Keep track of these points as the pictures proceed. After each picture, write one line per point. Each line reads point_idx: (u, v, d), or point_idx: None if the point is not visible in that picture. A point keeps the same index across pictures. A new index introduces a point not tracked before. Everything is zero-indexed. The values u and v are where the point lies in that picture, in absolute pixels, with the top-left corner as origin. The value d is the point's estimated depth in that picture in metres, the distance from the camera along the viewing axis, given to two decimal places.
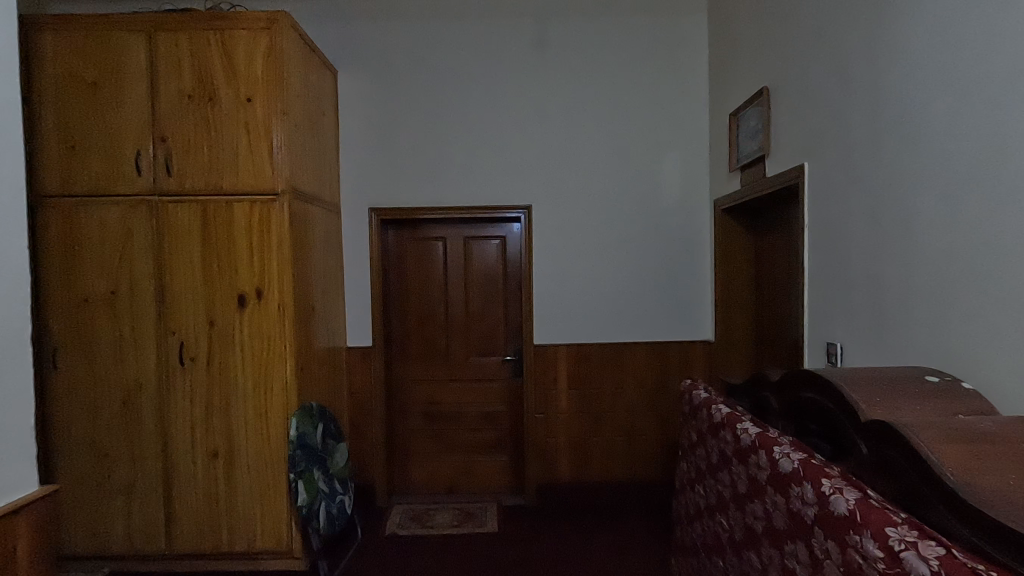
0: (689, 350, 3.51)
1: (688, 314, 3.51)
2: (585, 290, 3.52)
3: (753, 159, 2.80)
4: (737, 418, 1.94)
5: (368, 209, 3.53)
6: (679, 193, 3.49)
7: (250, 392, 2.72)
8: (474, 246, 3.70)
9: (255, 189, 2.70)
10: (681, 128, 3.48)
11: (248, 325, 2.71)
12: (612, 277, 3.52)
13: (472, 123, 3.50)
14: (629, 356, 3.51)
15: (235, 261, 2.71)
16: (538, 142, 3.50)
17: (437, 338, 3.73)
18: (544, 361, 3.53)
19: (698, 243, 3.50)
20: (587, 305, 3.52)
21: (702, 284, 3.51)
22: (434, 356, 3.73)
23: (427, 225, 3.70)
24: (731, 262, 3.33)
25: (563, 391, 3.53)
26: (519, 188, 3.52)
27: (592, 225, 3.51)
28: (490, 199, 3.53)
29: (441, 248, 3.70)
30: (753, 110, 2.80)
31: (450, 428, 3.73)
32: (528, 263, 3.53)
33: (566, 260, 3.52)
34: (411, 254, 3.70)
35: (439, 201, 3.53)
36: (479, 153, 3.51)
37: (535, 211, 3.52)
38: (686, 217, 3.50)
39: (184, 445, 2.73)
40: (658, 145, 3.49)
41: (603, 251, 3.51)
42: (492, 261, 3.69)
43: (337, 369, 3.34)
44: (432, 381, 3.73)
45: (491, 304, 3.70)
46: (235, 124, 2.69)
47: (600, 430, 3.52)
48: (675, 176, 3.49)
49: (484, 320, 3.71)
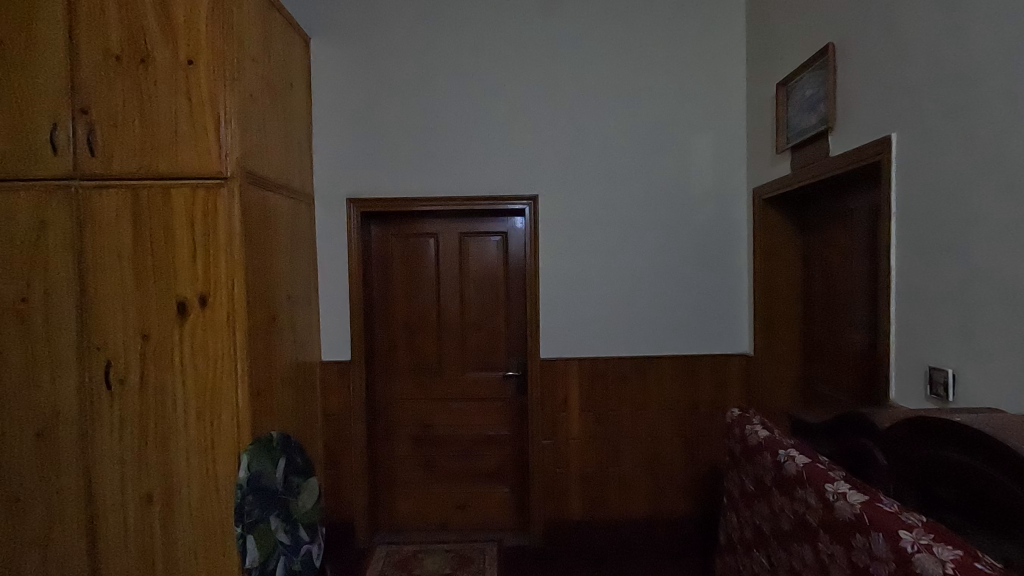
0: (724, 367, 2.99)
1: (721, 323, 3.00)
2: (601, 295, 3.01)
3: (812, 135, 2.28)
4: (823, 472, 1.44)
5: (346, 201, 3.02)
6: (711, 181, 2.98)
7: (193, 422, 2.21)
8: (471, 244, 3.21)
9: (197, 171, 2.19)
10: (713, 105, 2.97)
11: (190, 340, 2.21)
12: (631, 280, 3.00)
13: (468, 100, 2.99)
14: (653, 373, 2.99)
15: (174, 260, 2.20)
16: (546, 122, 2.99)
17: (428, 351, 3.23)
18: (552, 377, 3.02)
19: (734, 241, 2.99)
20: (603, 314, 3.01)
21: (739, 289, 2.99)
22: (425, 372, 3.23)
23: (417, 219, 3.21)
24: (774, 262, 2.82)
25: (575, 413, 3.01)
26: (522, 176, 3.01)
27: (609, 219, 3.00)
28: (489, 189, 3.02)
29: (433, 246, 3.21)
30: (810, 75, 2.29)
31: (442, 454, 3.23)
32: (533, 263, 3.02)
33: (578, 261, 3.01)
34: (399, 253, 3.22)
35: (429, 191, 3.02)
36: (476, 135, 3.00)
37: (542, 202, 3.01)
38: (718, 210, 2.98)
39: (112, 486, 2.22)
40: (686, 125, 2.97)
41: (621, 250, 3.00)
42: (491, 262, 3.21)
43: (307, 390, 2.84)
44: (422, 401, 3.23)
45: (490, 311, 3.21)
46: (173, 91, 2.18)
47: (618, 459, 3.00)
48: (707, 162, 2.98)
49: (482, 330, 3.22)
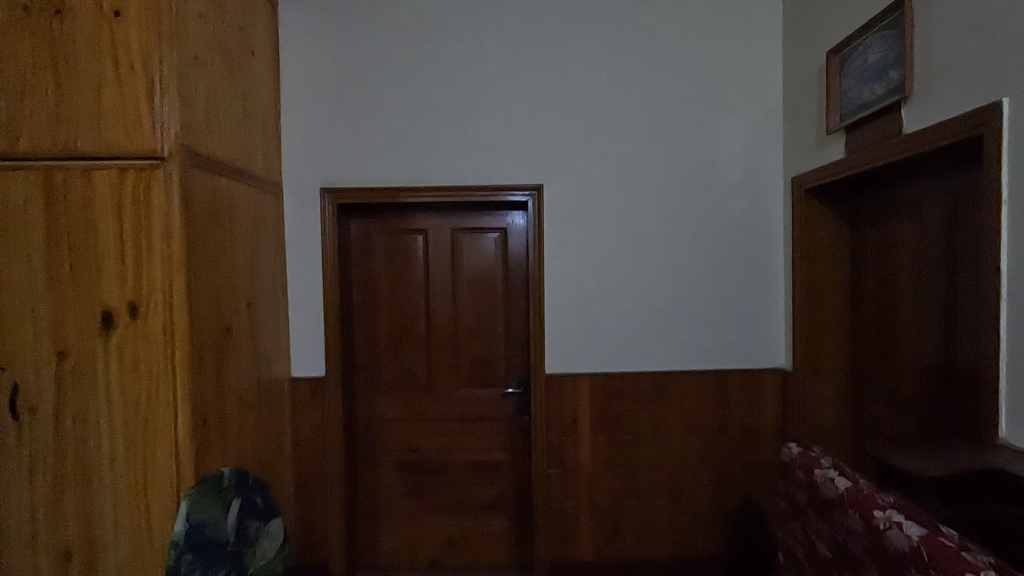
0: (757, 384, 2.59)
1: (753, 334, 2.60)
2: (615, 301, 2.61)
3: (878, 109, 1.88)
4: (956, 552, 1.03)
5: (321, 192, 2.60)
6: (741, 170, 2.59)
7: (121, 460, 1.79)
8: (466, 241, 2.81)
9: (126, 149, 1.77)
10: (744, 83, 2.58)
11: (117, 359, 1.78)
12: (650, 284, 2.61)
13: (462, 76, 2.59)
14: (675, 391, 2.59)
15: (97, 260, 1.78)
16: (552, 101, 2.59)
17: (416, 364, 2.82)
18: (560, 396, 2.61)
19: (768, 239, 2.59)
20: (617, 322, 2.61)
21: (774, 295, 2.60)
22: (412, 389, 2.82)
23: (403, 214, 2.80)
24: (818, 263, 2.43)
25: (585, 437, 2.61)
26: (524, 163, 2.61)
27: (624, 212, 2.60)
28: (486, 179, 2.61)
29: (422, 244, 2.81)
30: (875, 38, 1.90)
31: (432, 482, 2.82)
32: (537, 264, 2.61)
33: (589, 262, 2.61)
34: (383, 252, 2.81)
35: (417, 181, 2.61)
36: (471, 116, 2.59)
37: (547, 194, 2.60)
38: (750, 204, 2.59)
39: (20, 540, 1.79)
40: (713, 106, 2.58)
41: (639, 249, 2.60)
42: (489, 264, 2.81)
43: (272, 413, 2.42)
44: (408, 422, 2.82)
45: (488, 319, 2.81)
46: (95, 50, 1.75)
47: (635, 489, 2.60)
48: (737, 149, 2.58)
49: (478, 342, 2.81)
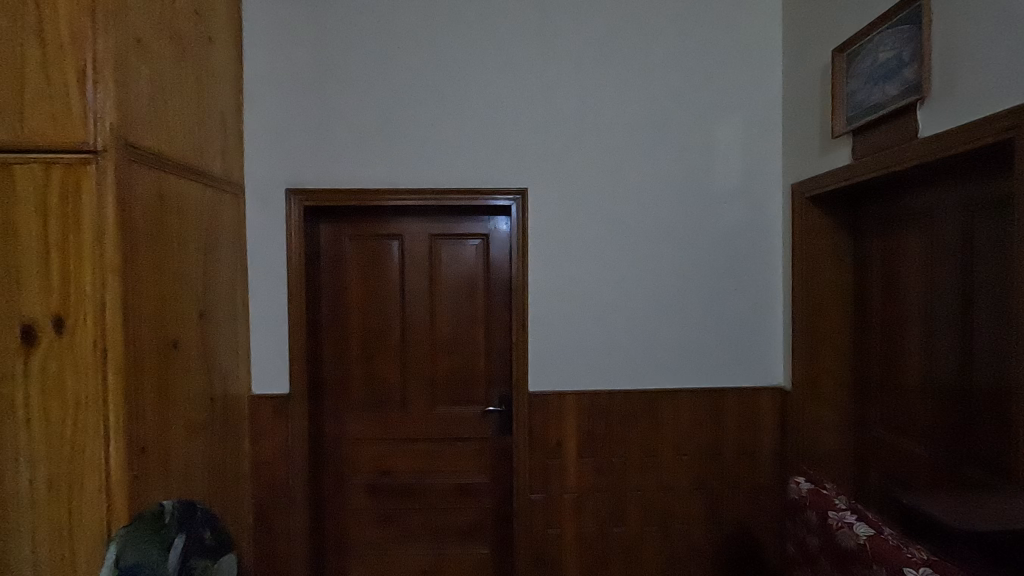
0: (754, 404, 2.43)
1: (750, 352, 2.44)
2: (604, 314, 2.44)
3: (891, 112, 1.74)
4: None
5: (287, 193, 2.40)
6: (738, 176, 2.44)
7: (42, 495, 1.57)
8: (445, 248, 2.63)
9: (52, 142, 1.55)
10: (741, 84, 2.43)
11: (38, 381, 1.56)
12: (641, 296, 2.44)
13: (441, 71, 2.41)
14: (667, 411, 2.42)
15: (16, 269, 1.55)
16: (538, 100, 2.42)
17: (389, 380, 2.62)
18: (544, 416, 2.43)
19: (766, 250, 2.44)
20: (606, 337, 2.44)
21: (772, 310, 2.44)
22: (385, 407, 2.62)
23: (377, 218, 2.61)
24: (818, 276, 2.28)
25: (571, 460, 2.43)
26: (508, 165, 2.43)
27: (614, 219, 2.44)
28: (466, 181, 2.43)
29: (397, 251, 2.62)
30: (885, 36, 1.76)
31: (406, 507, 2.62)
32: (521, 273, 2.44)
33: (576, 271, 2.43)
34: (355, 259, 2.61)
35: (392, 183, 2.42)
36: (451, 114, 2.41)
37: (532, 199, 2.43)
38: (746, 213, 2.44)
39: None
40: (708, 108, 2.43)
41: (629, 259, 2.44)
42: (468, 272, 2.63)
43: (227, 436, 2.21)
44: (381, 442, 2.62)
45: (467, 332, 2.62)
46: (16, 28, 1.53)
47: (624, 516, 2.43)
48: (734, 154, 2.44)
49: (457, 356, 2.62)
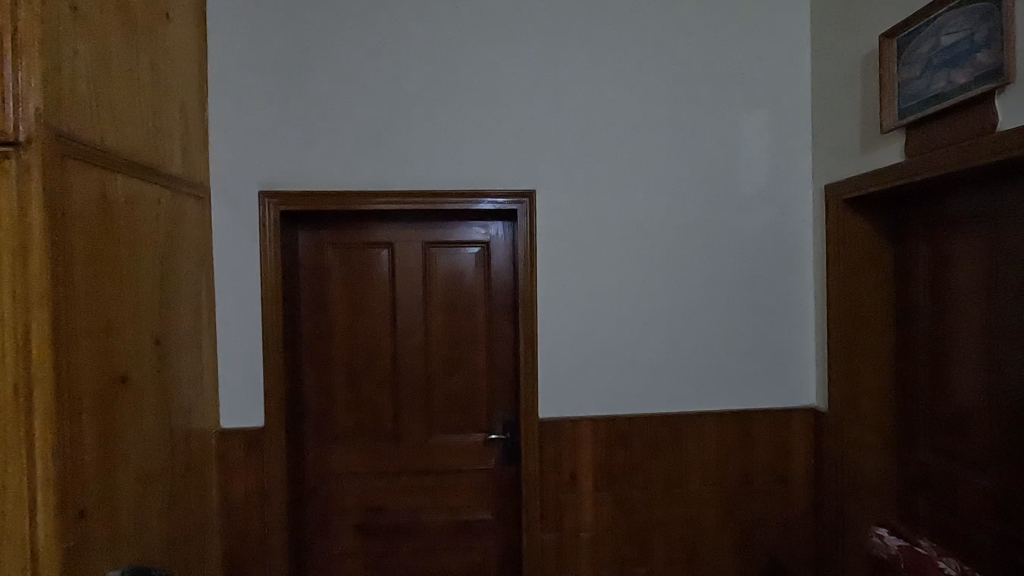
0: (787, 428, 2.21)
1: (781, 370, 2.23)
2: (622, 331, 2.19)
3: (964, 100, 1.52)
4: None
5: (260, 197, 2.08)
6: (765, 177, 2.22)
7: None
8: (440, 257, 2.35)
9: None
10: (768, 76, 2.21)
11: None
12: (663, 310, 2.20)
13: (437, 59, 2.13)
14: (691, 437, 2.19)
15: None
16: (546, 92, 2.17)
17: (380, 407, 2.33)
18: (556, 445, 2.16)
19: (796, 258, 2.23)
20: (624, 355, 2.19)
21: (804, 323, 2.23)
22: (374, 437, 2.33)
23: (364, 224, 2.32)
24: (858, 286, 2.07)
25: (587, 494, 2.17)
26: (513, 164, 2.17)
27: (631, 225, 2.19)
28: (466, 183, 2.16)
29: (387, 260, 2.33)
30: (947, 18, 1.57)
31: (399, 550, 2.32)
32: (528, 285, 2.17)
33: (591, 283, 2.18)
34: (338, 271, 2.31)
35: (383, 184, 2.13)
36: (449, 107, 2.14)
37: (541, 202, 2.17)
38: (775, 217, 2.22)
39: None
40: (733, 102, 2.21)
41: (649, 269, 2.20)
42: (467, 285, 2.36)
43: (189, 482, 1.88)
44: (370, 477, 2.32)
45: (467, 352, 2.35)
46: None
47: (646, 555, 2.18)
48: (761, 152, 2.22)
49: (455, 378, 2.35)
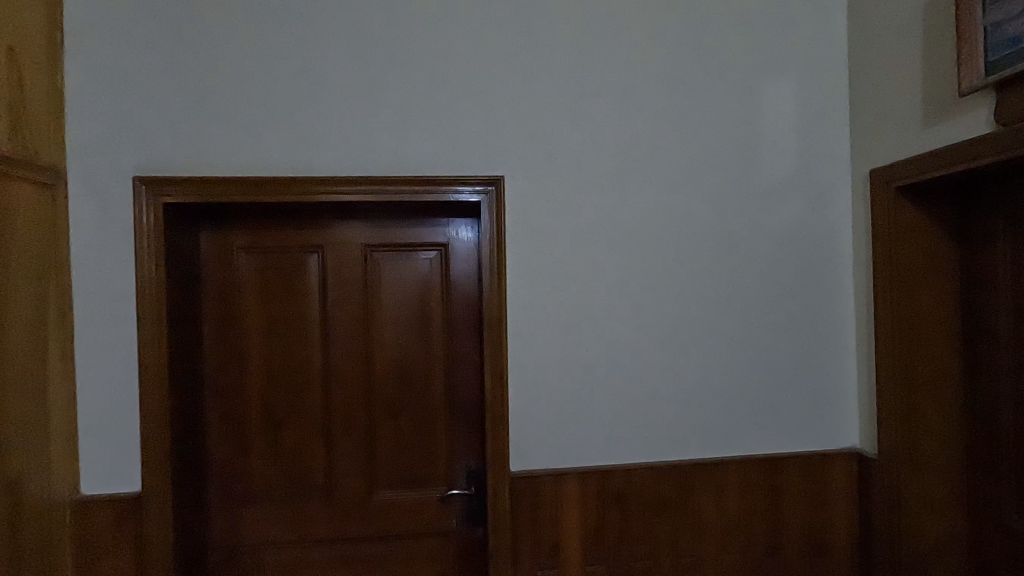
0: (823, 477, 1.76)
1: (815, 404, 1.77)
2: (616, 357, 1.72)
3: None
4: None
5: (135, 185, 1.56)
6: (793, 162, 1.77)
7: None
8: (386, 264, 1.86)
9: None
10: (795, 37, 1.77)
11: None
12: (667, 331, 1.73)
13: (376, 9, 1.65)
14: (705, 493, 1.72)
15: None
16: (518, 52, 1.70)
17: (309, 455, 1.83)
18: (532, 506, 1.68)
19: (832, 264, 1.78)
20: (620, 388, 1.72)
21: (843, 345, 1.78)
22: (302, 494, 1.83)
23: (287, 222, 1.81)
24: (913, 298, 1.63)
25: (573, 568, 1.69)
26: (476, 145, 1.68)
27: (626, 223, 1.73)
28: (415, 168, 1.67)
29: (318, 269, 1.83)
30: None
31: None
32: (496, 300, 1.68)
33: (577, 297, 1.71)
34: (253, 282, 1.80)
35: (304, 170, 1.63)
36: (392, 70, 1.66)
37: (512, 194, 1.69)
38: (805, 213, 1.77)
39: None
40: (752, 68, 1.76)
41: (650, 280, 1.73)
42: (421, 300, 1.87)
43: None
44: (298, 545, 1.82)
45: (420, 385, 1.86)
46: None
47: None
48: (787, 131, 1.77)
49: (406, 419, 1.86)
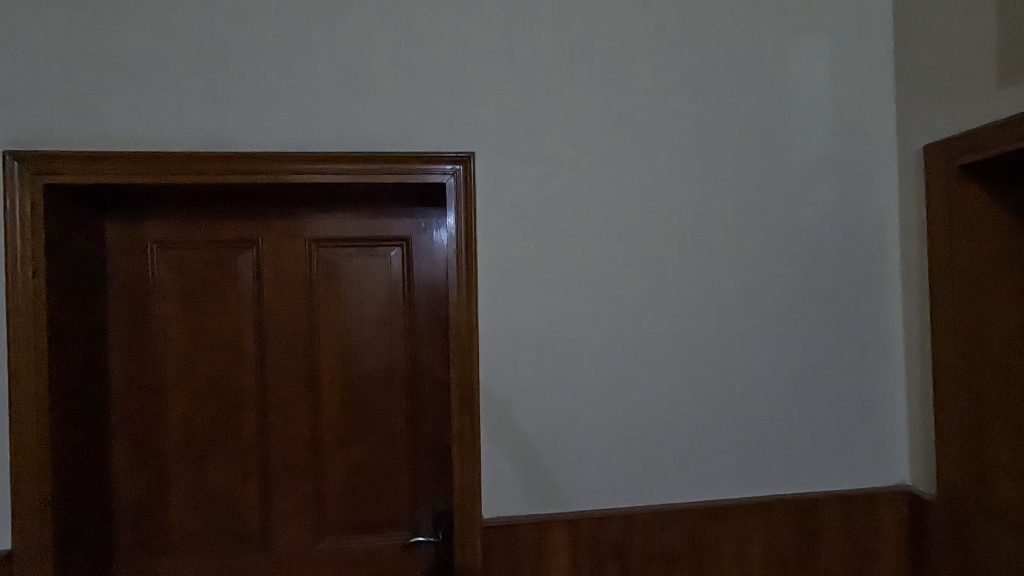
0: (868, 522, 1.45)
1: (854, 432, 1.47)
2: (614, 376, 1.41)
3: None
4: None
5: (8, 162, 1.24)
6: (826, 140, 1.47)
7: None
8: (337, 263, 1.54)
9: None
10: None
11: None
12: (676, 344, 1.43)
13: None
14: (721, 542, 1.42)
15: None
16: (493, 5, 1.39)
17: (241, 495, 1.50)
18: (511, 561, 1.36)
19: (874, 263, 1.47)
20: (618, 415, 1.41)
21: (889, 360, 1.48)
22: (233, 543, 1.50)
23: (215, 212, 1.49)
24: (980, 304, 1.33)
25: None
26: (440, 116, 1.37)
27: (625, 214, 1.41)
28: (365, 144, 1.35)
29: (252, 269, 1.51)
30: None
31: None
32: (466, 307, 1.36)
33: (566, 303, 1.39)
34: (173, 285, 1.48)
35: (226, 146, 1.32)
36: (336, 24, 1.35)
37: (485, 177, 1.38)
38: (841, 201, 1.47)
39: None
40: (776, 25, 1.46)
41: (654, 283, 1.42)
42: (380, 305, 1.55)
43: None
44: None
45: (377, 409, 1.54)
46: None
47: None
48: (818, 104, 1.47)
49: (360, 450, 1.53)
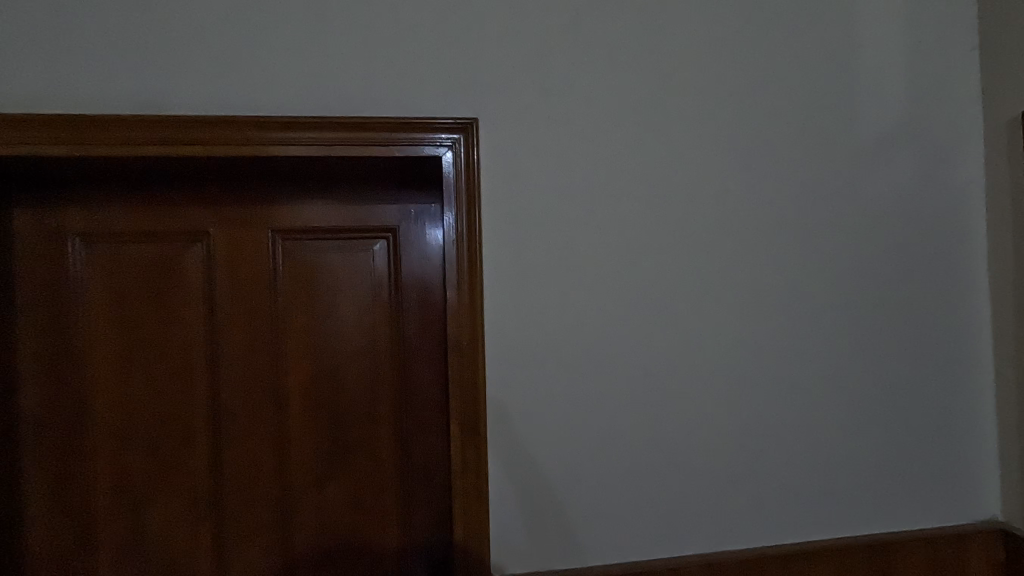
0: (955, 568, 1.21)
1: (934, 456, 1.23)
2: (650, 395, 1.15)
3: None
4: None
5: None
6: (898, 109, 1.23)
7: None
8: (307, 259, 1.26)
9: None
10: None
11: None
12: (726, 355, 1.17)
13: None
14: None
15: None
16: None
17: (189, 546, 1.21)
18: None
19: (955, 255, 1.23)
20: (658, 443, 1.15)
21: (974, 371, 1.24)
22: None
23: (154, 196, 1.21)
24: None
25: None
26: (436, 75, 1.10)
27: (664, 196, 1.16)
28: (341, 109, 1.08)
29: (202, 266, 1.22)
30: None
31: None
32: (469, 313, 1.09)
33: (591, 306, 1.13)
34: (100, 286, 1.19)
35: (161, 110, 1.03)
36: None
37: (493, 152, 1.11)
38: (918, 181, 1.23)
39: None
40: None
41: (699, 280, 1.17)
42: (360, 310, 1.27)
43: None
44: None
45: (358, 437, 1.26)
46: None
47: None
48: (889, 66, 1.23)
49: (337, 487, 1.25)
